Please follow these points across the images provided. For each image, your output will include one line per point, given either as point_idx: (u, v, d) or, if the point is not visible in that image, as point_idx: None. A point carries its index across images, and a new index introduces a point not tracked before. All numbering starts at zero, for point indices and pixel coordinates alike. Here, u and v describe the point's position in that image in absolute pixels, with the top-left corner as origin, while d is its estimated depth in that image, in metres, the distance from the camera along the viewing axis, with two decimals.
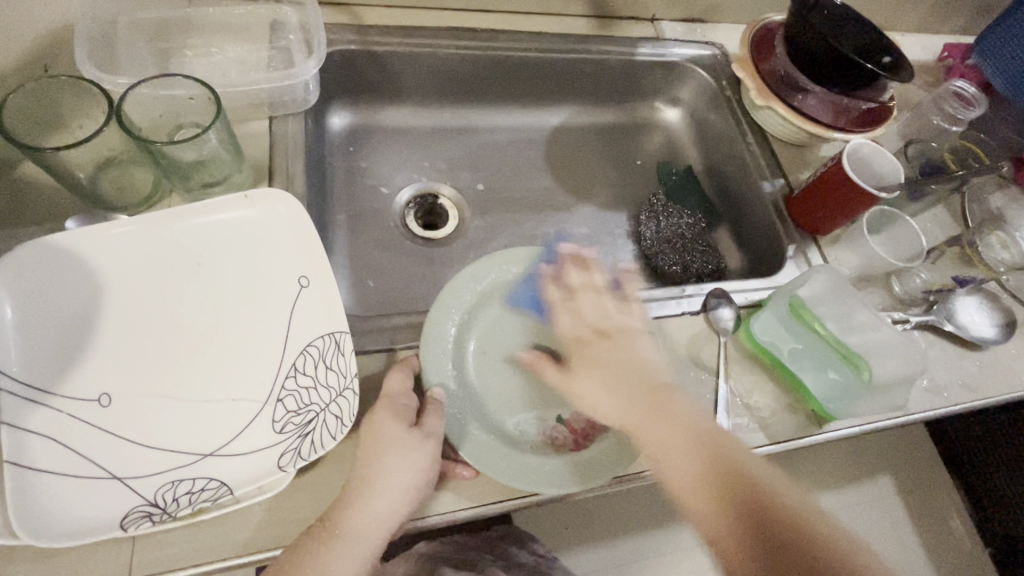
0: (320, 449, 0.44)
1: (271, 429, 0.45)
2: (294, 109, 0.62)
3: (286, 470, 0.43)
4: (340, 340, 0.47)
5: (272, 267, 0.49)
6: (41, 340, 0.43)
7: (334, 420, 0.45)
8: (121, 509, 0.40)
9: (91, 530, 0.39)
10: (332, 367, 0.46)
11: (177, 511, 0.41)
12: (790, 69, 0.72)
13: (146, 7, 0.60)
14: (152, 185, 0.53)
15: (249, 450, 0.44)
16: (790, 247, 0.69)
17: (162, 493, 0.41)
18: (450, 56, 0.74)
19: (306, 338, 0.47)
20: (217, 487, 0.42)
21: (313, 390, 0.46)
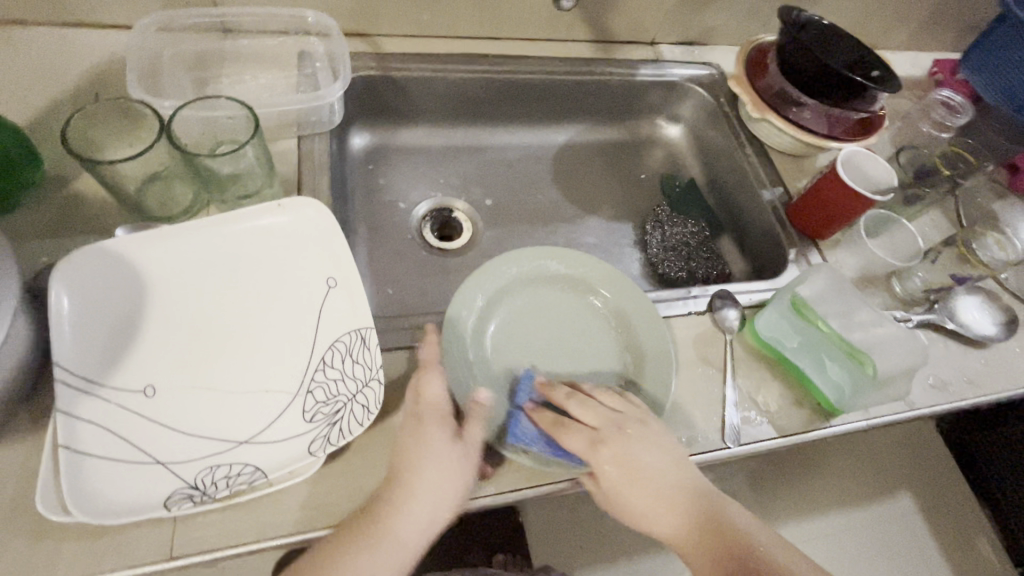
0: (347, 435, 0.47)
1: (302, 418, 0.48)
2: (321, 129, 0.67)
3: (316, 455, 0.46)
4: (365, 335, 0.50)
5: (302, 269, 0.53)
6: (94, 336, 0.46)
7: (361, 408, 0.48)
8: (164, 490, 0.43)
9: (137, 510, 0.42)
10: (358, 360, 0.49)
11: (215, 494, 0.43)
12: (784, 84, 0.75)
13: (187, 40, 0.67)
14: (191, 197, 0.58)
15: (280, 437, 0.47)
16: (791, 251, 0.72)
17: (202, 476, 0.44)
18: (462, 80, 0.80)
19: (334, 334, 0.51)
20: (252, 472, 0.45)
21: (340, 381, 0.49)
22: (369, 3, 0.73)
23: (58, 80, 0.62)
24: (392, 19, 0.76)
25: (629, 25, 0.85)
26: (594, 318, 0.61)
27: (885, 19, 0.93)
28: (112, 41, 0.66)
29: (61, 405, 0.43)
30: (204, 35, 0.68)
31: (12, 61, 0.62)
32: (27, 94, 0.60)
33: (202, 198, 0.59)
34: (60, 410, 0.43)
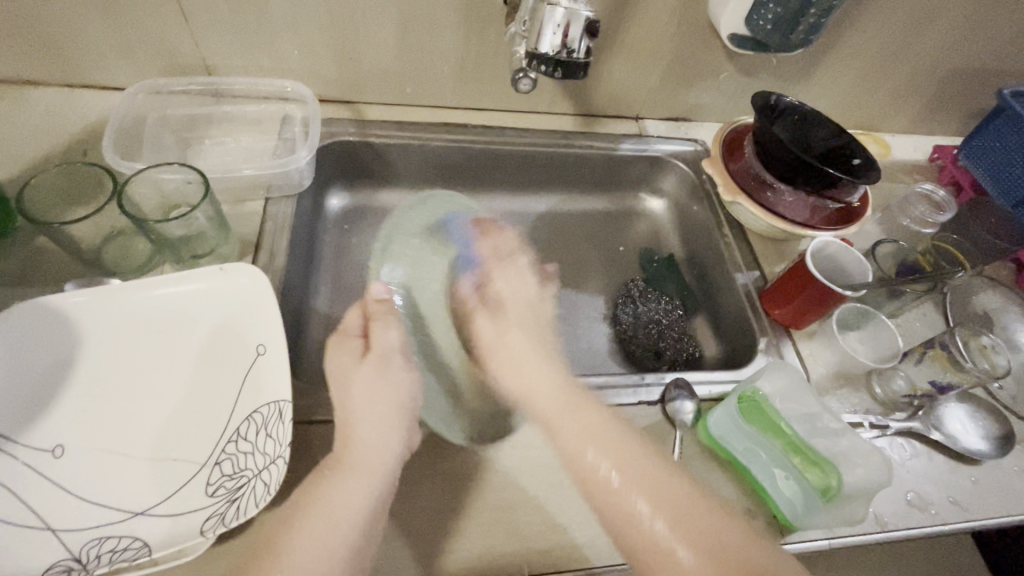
0: (242, 515, 0.45)
1: (204, 492, 0.46)
2: (289, 191, 0.69)
3: (206, 534, 0.44)
4: (283, 408, 0.49)
5: (234, 334, 0.52)
6: (14, 389, 0.47)
7: (262, 487, 0.46)
8: (45, 561, 0.41)
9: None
10: (271, 435, 0.48)
11: (94, 569, 0.42)
12: (759, 169, 0.73)
13: (177, 106, 0.72)
14: (147, 254, 0.60)
15: (180, 511, 0.45)
16: (762, 340, 0.68)
17: (87, 549, 0.42)
18: (440, 148, 0.80)
19: (253, 404, 0.50)
20: (139, 548, 0.43)
21: (249, 455, 0.48)
22: (352, 74, 0.76)
23: (50, 137, 0.67)
24: (376, 89, 0.79)
25: (611, 101, 0.85)
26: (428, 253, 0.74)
27: (883, 103, 0.90)
28: (109, 104, 0.71)
29: None
30: (196, 100, 0.73)
31: (13, 119, 0.67)
32: (22, 149, 0.65)
33: (159, 256, 0.60)
34: None
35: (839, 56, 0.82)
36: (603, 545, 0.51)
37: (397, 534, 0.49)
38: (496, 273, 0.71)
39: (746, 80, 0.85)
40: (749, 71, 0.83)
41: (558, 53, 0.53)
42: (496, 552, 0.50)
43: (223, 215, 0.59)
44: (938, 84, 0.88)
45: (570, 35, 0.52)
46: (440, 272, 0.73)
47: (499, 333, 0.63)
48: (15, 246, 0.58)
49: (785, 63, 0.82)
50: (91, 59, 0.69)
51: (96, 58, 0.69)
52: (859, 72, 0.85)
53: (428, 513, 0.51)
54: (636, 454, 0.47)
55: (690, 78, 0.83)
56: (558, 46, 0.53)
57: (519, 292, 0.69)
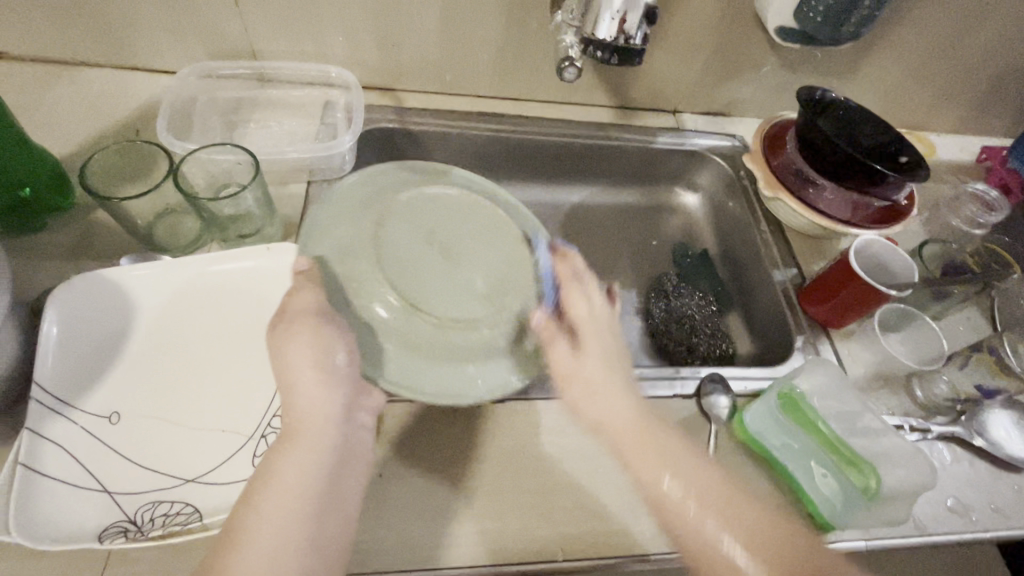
0: None
1: (250, 463, 0.48)
2: (330, 175, 0.70)
3: None
4: None
5: None
6: (74, 357, 0.48)
7: None
8: (103, 522, 0.43)
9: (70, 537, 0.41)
10: None
11: (148, 531, 0.43)
12: (801, 164, 0.71)
13: (224, 90, 0.74)
14: (195, 232, 0.62)
15: (227, 479, 0.47)
16: (799, 338, 0.67)
17: (142, 512, 0.44)
18: (477, 137, 0.81)
19: None
20: (190, 514, 0.45)
21: None
22: (393, 61, 0.77)
23: (103, 118, 0.69)
24: (415, 77, 0.79)
25: (650, 94, 0.85)
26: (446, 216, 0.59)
27: (930, 101, 0.88)
28: (159, 86, 0.73)
29: (29, 423, 0.45)
30: (242, 84, 0.75)
31: (69, 100, 0.69)
32: (77, 128, 0.67)
33: (206, 235, 0.62)
34: (28, 428, 0.44)
35: (887, 52, 0.80)
36: (636, 534, 0.52)
37: (433, 514, 0.50)
38: (573, 295, 0.55)
39: (788, 74, 0.83)
40: (792, 66, 0.82)
41: (613, 40, 0.53)
42: (529, 536, 0.50)
43: (269, 196, 0.61)
44: (988, 82, 0.85)
45: (626, 23, 0.52)
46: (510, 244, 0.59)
47: (578, 366, 0.52)
48: (71, 221, 0.60)
49: (830, 57, 0.80)
50: (144, 42, 0.71)
51: (149, 41, 0.71)
52: (908, 68, 0.82)
53: (462, 495, 0.52)
54: (661, 438, 0.47)
55: (731, 71, 0.82)
56: (614, 33, 0.53)
57: (586, 356, 0.52)
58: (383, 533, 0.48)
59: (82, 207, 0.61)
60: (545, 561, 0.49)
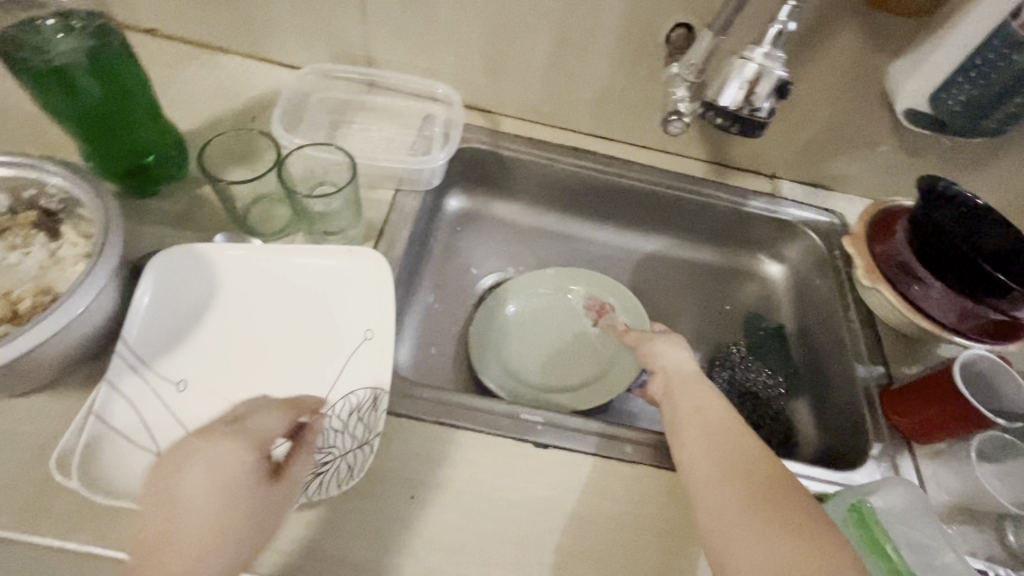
0: (324, 490, 0.47)
1: (292, 458, 0.48)
2: (417, 187, 0.72)
3: None
4: (378, 397, 0.51)
5: (348, 314, 0.55)
6: (158, 321, 0.52)
7: (346, 468, 0.48)
8: None
9: (122, 496, 0.44)
10: (362, 420, 0.50)
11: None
12: (909, 257, 0.66)
13: (335, 90, 0.78)
14: (285, 221, 0.65)
15: (268, 470, 0.48)
16: (877, 446, 0.61)
17: None
18: (564, 171, 0.81)
19: (352, 385, 0.52)
20: None
21: (339, 434, 0.50)
22: (496, 85, 0.78)
23: (227, 101, 0.74)
24: (514, 103, 0.80)
25: (750, 155, 0.82)
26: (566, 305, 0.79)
27: None
28: (279, 78, 0.78)
29: (108, 376, 0.48)
30: (352, 87, 0.78)
31: (201, 80, 0.76)
32: (202, 106, 0.73)
33: (295, 226, 0.65)
34: (106, 380, 0.48)
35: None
36: None
37: (459, 554, 0.48)
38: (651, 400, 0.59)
39: (907, 158, 0.77)
40: (913, 149, 0.76)
41: (735, 111, 0.51)
42: None
43: (359, 200, 0.62)
44: None
45: (754, 94, 0.50)
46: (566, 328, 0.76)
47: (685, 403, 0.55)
48: (181, 191, 0.65)
49: (958, 147, 0.74)
50: (275, 38, 0.76)
51: (279, 37, 0.76)
52: None
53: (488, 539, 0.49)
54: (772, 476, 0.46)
55: (844, 145, 0.77)
56: (738, 102, 0.51)
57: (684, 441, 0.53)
58: (401, 560, 0.47)
59: (192, 180, 0.66)
60: None
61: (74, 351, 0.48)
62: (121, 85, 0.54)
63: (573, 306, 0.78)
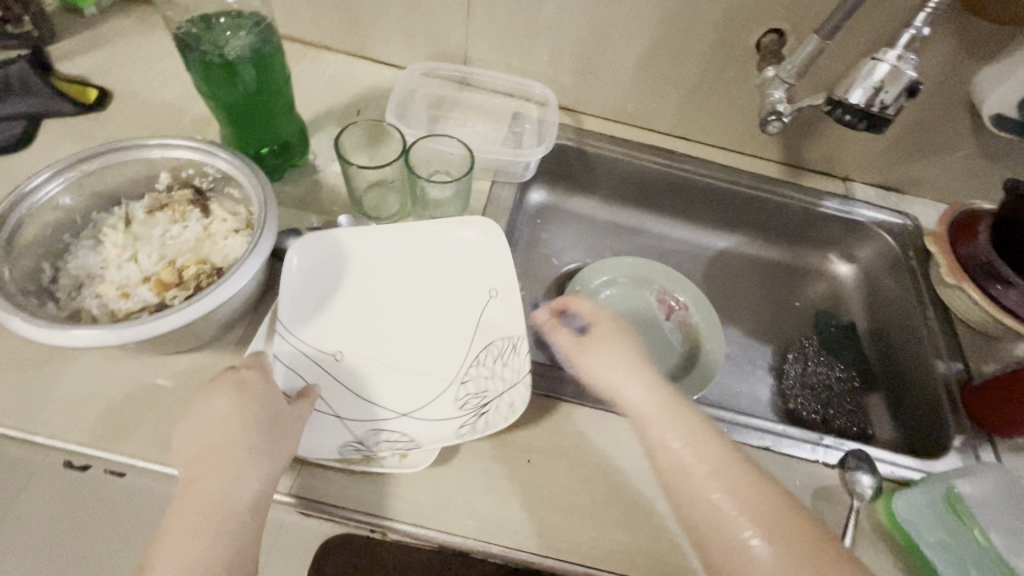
0: (492, 426, 0.53)
1: (453, 404, 0.55)
2: (513, 179, 0.76)
3: (464, 438, 0.53)
4: (517, 343, 0.57)
5: (473, 278, 0.62)
6: (308, 300, 0.58)
7: (505, 406, 0.54)
8: (338, 440, 0.51)
9: (315, 451, 0.50)
10: (508, 363, 0.56)
11: (375, 452, 0.51)
12: (994, 257, 0.67)
13: (434, 87, 0.83)
14: (398, 207, 0.70)
15: (435, 418, 0.54)
16: (958, 437, 0.63)
17: (367, 436, 0.52)
18: (643, 168, 0.85)
19: (491, 336, 0.59)
20: (408, 443, 0.53)
21: (490, 378, 0.56)
22: (585, 85, 0.82)
23: (336, 95, 0.80)
24: (600, 103, 0.84)
25: (825, 157, 0.84)
26: (637, 299, 0.81)
27: None
28: (381, 76, 0.83)
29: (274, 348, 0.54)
30: (449, 85, 0.83)
31: (312, 76, 0.82)
32: (315, 100, 0.79)
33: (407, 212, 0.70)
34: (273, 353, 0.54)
35: None
36: None
37: (574, 514, 0.52)
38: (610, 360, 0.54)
39: (985, 164, 0.79)
40: (992, 155, 0.78)
41: (865, 108, 0.54)
42: (657, 556, 0.50)
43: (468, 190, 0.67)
44: None
45: (882, 94, 0.53)
46: (638, 322, 0.80)
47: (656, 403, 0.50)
48: (302, 177, 0.71)
49: None
50: (381, 38, 0.82)
51: (385, 38, 0.81)
52: None
53: (600, 503, 0.53)
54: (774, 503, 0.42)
55: (921, 149, 0.80)
56: (868, 100, 0.54)
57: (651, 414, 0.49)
58: (523, 514, 0.51)
59: (311, 167, 0.72)
60: None
61: (235, 314, 0.54)
62: (264, 84, 0.59)
63: (647, 302, 0.81)
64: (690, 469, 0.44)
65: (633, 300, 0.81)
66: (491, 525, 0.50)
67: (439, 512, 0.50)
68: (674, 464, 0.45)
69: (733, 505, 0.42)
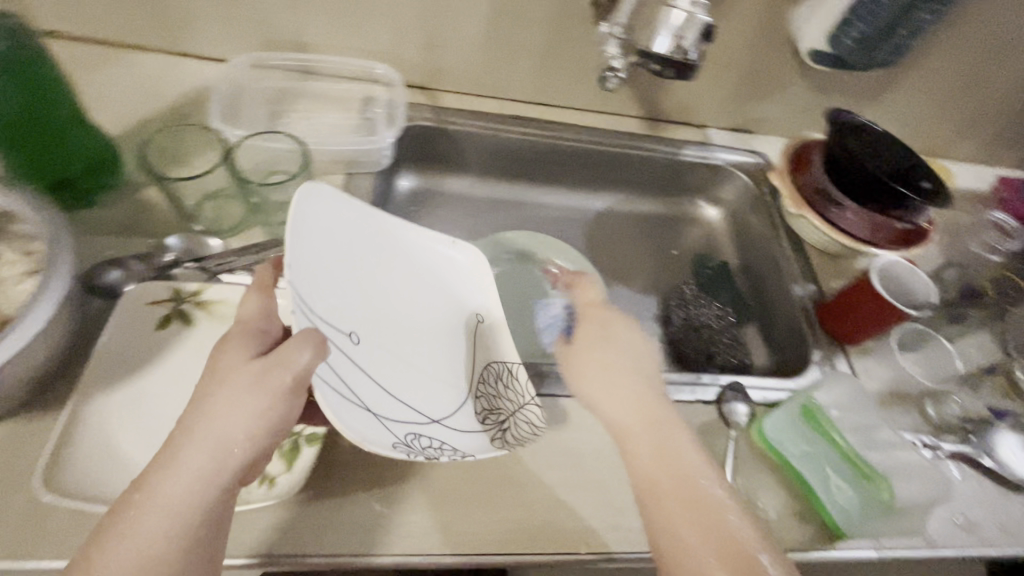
0: (519, 442, 0.51)
1: (471, 419, 0.52)
2: (370, 169, 0.72)
3: (502, 448, 0.50)
4: (513, 367, 0.55)
5: (457, 293, 0.59)
6: (313, 286, 0.49)
7: (526, 422, 0.51)
8: (388, 439, 0.45)
9: (372, 444, 0.44)
10: (512, 386, 0.53)
11: (422, 453, 0.47)
12: (826, 182, 0.74)
13: (270, 79, 0.75)
14: (238, 217, 0.63)
15: (458, 429, 0.51)
16: (817, 352, 0.69)
17: (409, 437, 0.47)
18: (509, 139, 0.83)
19: (485, 356, 0.56)
20: (454, 451, 0.48)
21: (500, 398, 0.53)
22: (434, 60, 0.78)
23: (154, 101, 0.71)
24: (454, 78, 0.81)
25: (679, 107, 0.87)
26: (521, 274, 0.81)
27: (953, 128, 0.90)
28: (206, 72, 0.75)
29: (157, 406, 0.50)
30: (287, 75, 0.76)
31: (121, 81, 0.72)
32: (128, 109, 0.69)
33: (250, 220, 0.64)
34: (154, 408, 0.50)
35: (914, 78, 0.82)
36: None
37: (466, 504, 0.51)
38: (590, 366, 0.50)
39: (816, 97, 0.85)
40: (820, 88, 0.84)
41: (670, 57, 0.55)
42: (559, 525, 0.51)
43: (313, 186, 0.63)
44: (1010, 115, 0.87)
45: (684, 41, 0.55)
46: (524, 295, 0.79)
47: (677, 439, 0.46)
48: (120, 198, 0.62)
49: (857, 82, 0.82)
50: (197, 30, 0.73)
51: (201, 29, 0.73)
52: (931, 98, 0.85)
53: (492, 487, 0.52)
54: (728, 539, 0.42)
55: (761, 90, 0.84)
56: (671, 49, 0.55)
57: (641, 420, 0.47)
58: (412, 516, 0.49)
59: (131, 186, 0.63)
60: (570, 553, 0.50)
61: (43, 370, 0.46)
62: (31, 80, 0.51)
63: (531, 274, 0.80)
64: (655, 489, 0.44)
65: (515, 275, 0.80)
66: (379, 536, 0.48)
67: (321, 536, 0.47)
68: (649, 485, 0.44)
69: (692, 534, 0.42)
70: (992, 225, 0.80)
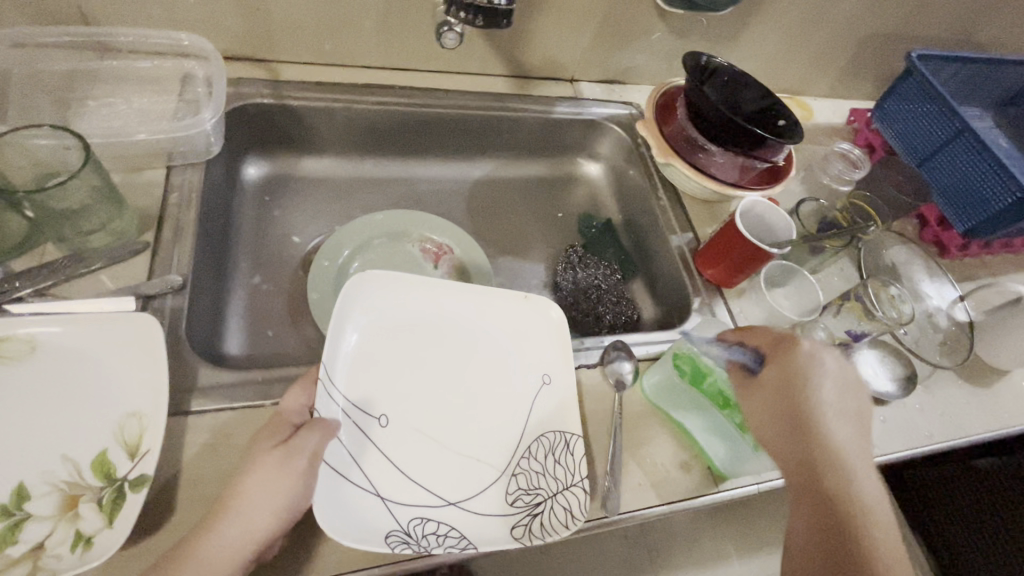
0: (550, 534, 0.47)
1: (504, 501, 0.50)
2: (195, 159, 0.62)
3: (520, 541, 0.47)
4: (571, 439, 0.52)
5: (533, 358, 0.58)
6: (350, 373, 0.53)
7: (563, 509, 0.49)
8: (384, 528, 0.45)
9: (363, 539, 0.44)
10: (561, 462, 0.51)
11: (423, 545, 0.45)
12: (690, 128, 0.73)
13: (51, 59, 0.63)
14: (16, 231, 0.53)
15: (478, 512, 0.49)
16: (696, 300, 0.70)
17: (415, 526, 0.47)
18: (364, 112, 0.75)
19: (542, 428, 0.54)
20: (460, 538, 0.47)
21: (541, 476, 0.51)
22: (259, 27, 0.69)
23: None
24: (290, 45, 0.72)
25: (545, 62, 0.83)
26: (396, 253, 0.74)
27: (808, 63, 0.92)
28: None
29: None
30: (73, 53, 0.64)
31: None
32: None
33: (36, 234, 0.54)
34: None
35: (766, 16, 0.83)
36: None
37: None
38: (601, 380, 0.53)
39: (678, 41, 0.84)
40: (680, 33, 0.83)
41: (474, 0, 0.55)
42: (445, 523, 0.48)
43: (109, 186, 0.53)
44: (856, 47, 0.91)
45: None
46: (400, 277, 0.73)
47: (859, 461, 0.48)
48: None
49: (714, 24, 0.82)
50: None
51: None
52: (784, 35, 0.86)
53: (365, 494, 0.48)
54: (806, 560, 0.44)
55: (623, 38, 0.82)
56: None
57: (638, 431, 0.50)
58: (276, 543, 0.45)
59: None
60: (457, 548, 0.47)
61: None
62: None
63: (408, 253, 0.74)
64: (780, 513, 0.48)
65: (389, 255, 0.74)
66: None
67: None
68: None
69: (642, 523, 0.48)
70: (840, 154, 0.83)
